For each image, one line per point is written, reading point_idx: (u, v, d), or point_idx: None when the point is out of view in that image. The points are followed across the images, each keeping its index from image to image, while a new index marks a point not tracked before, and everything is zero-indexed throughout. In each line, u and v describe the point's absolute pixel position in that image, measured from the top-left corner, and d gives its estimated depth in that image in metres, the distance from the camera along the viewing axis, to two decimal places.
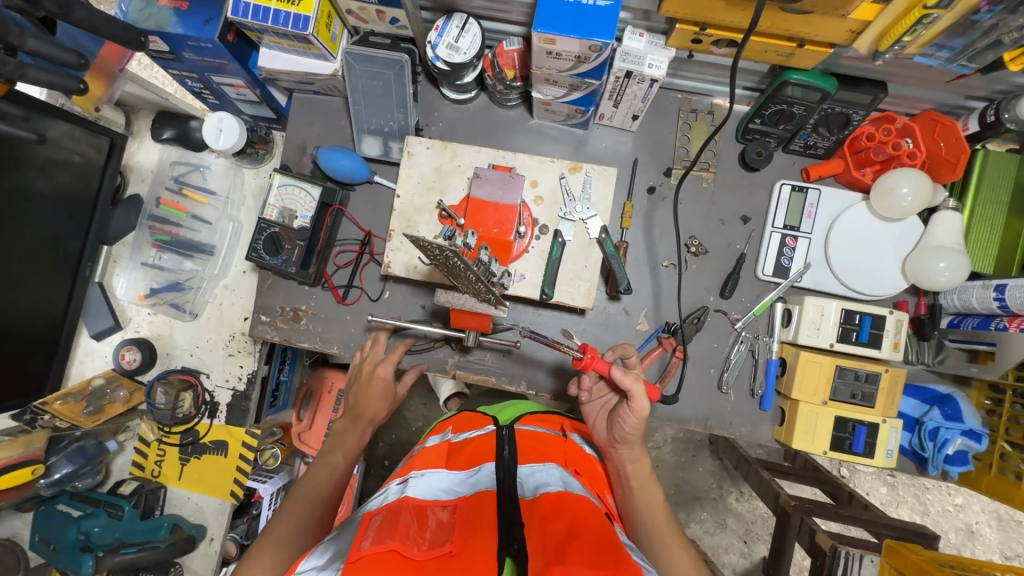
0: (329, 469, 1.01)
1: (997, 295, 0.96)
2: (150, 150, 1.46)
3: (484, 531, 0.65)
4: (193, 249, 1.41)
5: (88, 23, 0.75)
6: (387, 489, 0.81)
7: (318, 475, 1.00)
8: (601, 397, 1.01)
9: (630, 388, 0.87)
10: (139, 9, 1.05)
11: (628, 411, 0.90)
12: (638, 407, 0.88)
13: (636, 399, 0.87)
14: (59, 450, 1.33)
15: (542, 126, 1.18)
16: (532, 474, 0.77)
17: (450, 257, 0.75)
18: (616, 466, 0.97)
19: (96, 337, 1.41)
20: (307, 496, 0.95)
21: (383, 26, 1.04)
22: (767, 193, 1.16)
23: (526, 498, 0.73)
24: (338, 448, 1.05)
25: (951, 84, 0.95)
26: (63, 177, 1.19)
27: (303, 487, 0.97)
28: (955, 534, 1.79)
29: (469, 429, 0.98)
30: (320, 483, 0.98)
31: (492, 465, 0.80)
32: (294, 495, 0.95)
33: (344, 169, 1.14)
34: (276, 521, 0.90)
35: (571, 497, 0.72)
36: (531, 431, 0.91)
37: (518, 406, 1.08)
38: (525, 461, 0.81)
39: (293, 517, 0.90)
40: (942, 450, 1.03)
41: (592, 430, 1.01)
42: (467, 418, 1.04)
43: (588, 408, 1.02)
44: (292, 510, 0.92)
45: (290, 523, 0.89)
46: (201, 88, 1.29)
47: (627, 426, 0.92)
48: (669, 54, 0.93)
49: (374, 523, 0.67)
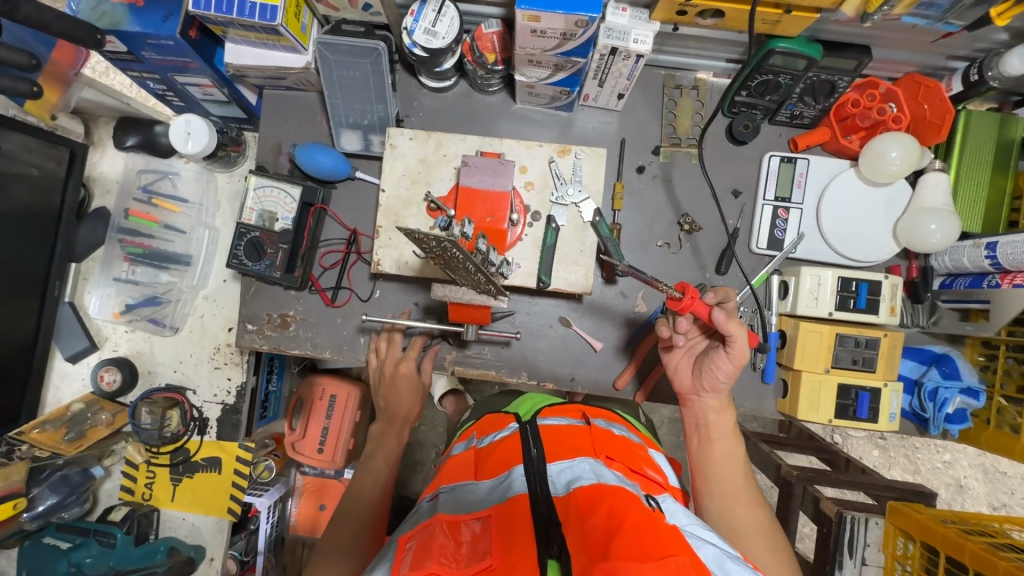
0: (375, 474, 1.07)
1: (988, 253, 0.97)
2: (114, 160, 1.38)
3: (520, 538, 0.65)
4: (169, 261, 1.34)
5: (34, 20, 0.70)
6: (419, 509, 0.83)
7: (367, 482, 1.06)
8: (688, 344, 0.99)
9: (732, 332, 0.88)
10: (91, 7, 0.98)
11: (725, 356, 0.92)
12: (739, 351, 0.90)
13: (738, 342, 0.89)
14: (41, 482, 1.24)
15: (526, 110, 1.15)
16: (563, 471, 0.76)
17: (447, 247, 0.72)
18: (697, 416, 1.00)
19: (70, 359, 1.34)
20: (356, 502, 1.02)
21: (355, 13, 1.00)
22: (755, 166, 1.16)
23: (559, 496, 0.72)
24: (381, 452, 1.11)
25: (934, 45, 0.96)
26: (19, 192, 1.12)
27: (352, 493, 1.04)
28: (945, 490, 1.84)
29: (493, 431, 0.95)
30: (368, 488, 1.04)
31: (521, 467, 0.78)
32: (347, 502, 1.02)
33: (324, 167, 1.09)
34: (332, 528, 0.97)
35: (605, 488, 0.70)
36: (555, 425, 0.89)
37: (533, 400, 1.07)
38: (554, 459, 0.79)
39: (348, 522, 0.98)
40: (943, 410, 1.05)
41: (671, 377, 1.01)
42: (491, 419, 1.01)
43: (673, 354, 1.00)
44: (347, 516, 0.99)
45: (346, 530, 0.96)
46: (165, 90, 1.22)
47: (720, 374, 0.94)
48: (654, 28, 0.91)
49: (412, 547, 0.68)
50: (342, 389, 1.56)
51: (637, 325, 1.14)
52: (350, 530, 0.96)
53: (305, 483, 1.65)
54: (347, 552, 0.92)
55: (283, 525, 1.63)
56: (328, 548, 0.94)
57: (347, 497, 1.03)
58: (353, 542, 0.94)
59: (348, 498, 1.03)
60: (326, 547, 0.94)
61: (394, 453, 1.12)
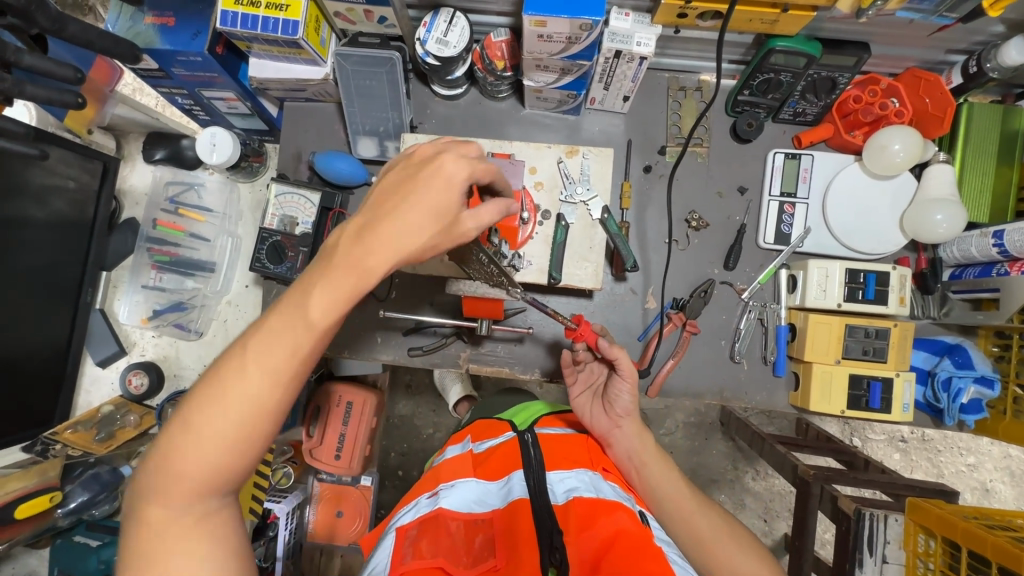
0: (263, 391, 0.59)
1: (995, 241, 0.98)
2: (143, 173, 1.47)
3: (522, 544, 0.67)
4: (195, 268, 1.40)
5: (82, 38, 0.75)
6: (416, 503, 0.81)
7: (235, 408, 0.58)
8: (588, 382, 1.01)
9: (616, 357, 0.91)
10: (126, 28, 1.05)
11: (618, 381, 0.93)
12: (628, 371, 0.91)
13: (623, 365, 0.91)
14: (74, 479, 1.30)
15: (535, 115, 1.19)
16: (562, 480, 0.79)
17: (461, 239, 0.76)
18: (626, 448, 0.93)
19: (100, 364, 1.40)
20: (204, 474, 0.59)
21: (371, 26, 1.05)
22: (761, 163, 1.18)
23: (558, 503, 0.75)
24: (273, 352, 0.60)
25: (931, 39, 0.98)
26: (59, 204, 1.19)
27: (176, 444, 0.59)
28: (970, 494, 1.80)
29: (489, 436, 0.97)
30: (244, 429, 0.59)
31: (522, 473, 0.81)
32: (146, 494, 0.59)
33: (342, 172, 1.14)
34: (144, 557, 0.58)
35: (602, 505, 0.74)
36: (553, 433, 0.92)
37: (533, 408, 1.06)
38: (552, 467, 0.82)
39: (180, 533, 0.58)
40: (957, 399, 1.05)
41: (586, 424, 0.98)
42: (485, 425, 1.02)
43: (580, 402, 0.99)
44: (176, 528, 0.58)
45: (190, 564, 0.58)
46: (193, 104, 1.29)
47: (619, 403, 0.94)
48: (656, 30, 0.95)
49: (414, 538, 0.72)
50: (360, 396, 1.59)
51: (647, 322, 1.16)
52: (198, 559, 0.58)
53: (322, 490, 1.65)
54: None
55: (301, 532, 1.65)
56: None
57: (148, 481, 0.59)
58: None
59: (152, 479, 0.59)
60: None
61: (310, 349, 0.61)
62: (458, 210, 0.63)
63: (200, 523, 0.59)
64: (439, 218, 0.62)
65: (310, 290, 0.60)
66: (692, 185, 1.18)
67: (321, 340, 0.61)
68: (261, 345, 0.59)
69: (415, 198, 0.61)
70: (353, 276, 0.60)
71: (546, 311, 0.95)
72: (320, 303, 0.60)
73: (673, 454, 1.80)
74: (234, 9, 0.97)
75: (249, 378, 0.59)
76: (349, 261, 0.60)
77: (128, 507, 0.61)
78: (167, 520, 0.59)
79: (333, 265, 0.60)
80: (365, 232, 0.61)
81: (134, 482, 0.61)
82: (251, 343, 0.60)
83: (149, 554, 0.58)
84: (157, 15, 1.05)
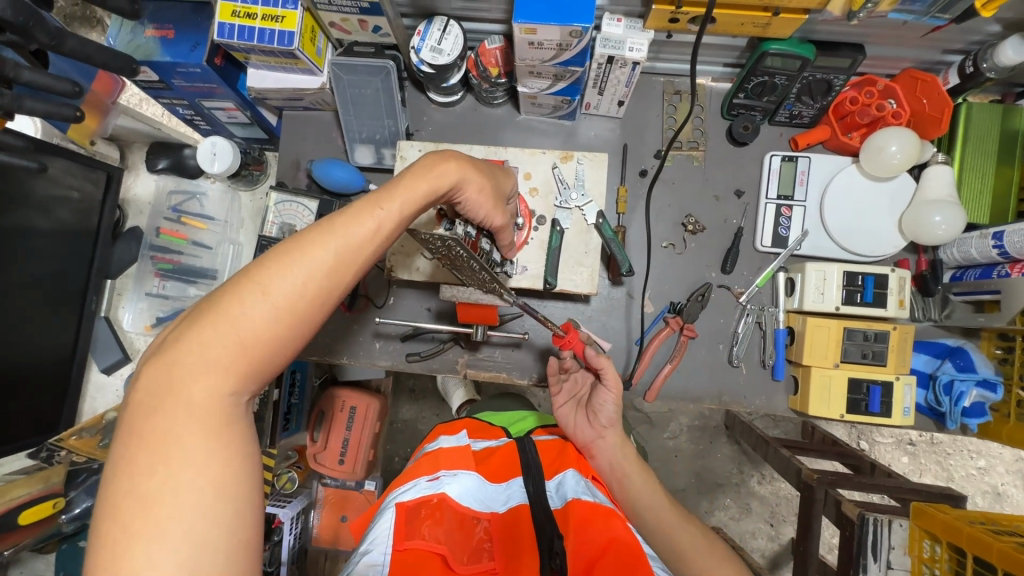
0: (329, 279, 0.58)
1: (996, 243, 0.97)
2: (147, 182, 1.50)
3: (524, 550, 0.69)
4: (196, 275, 1.40)
5: (79, 52, 0.76)
6: (415, 482, 0.77)
7: (299, 290, 0.57)
8: (573, 388, 1.01)
9: (602, 367, 0.92)
10: (127, 41, 1.07)
11: (603, 391, 0.94)
12: (614, 383, 0.92)
13: (611, 375, 0.92)
14: (78, 485, 1.31)
15: (531, 121, 1.20)
16: (561, 487, 0.80)
17: (452, 246, 0.77)
18: (609, 458, 0.94)
19: (106, 371, 1.44)
20: (254, 360, 0.56)
21: (366, 35, 1.07)
22: (758, 166, 1.18)
23: (558, 508, 0.76)
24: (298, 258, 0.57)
25: (926, 40, 0.97)
26: (62, 213, 1.21)
27: (223, 326, 0.54)
28: (981, 497, 1.78)
29: (483, 437, 0.97)
30: (301, 318, 0.57)
31: (522, 479, 0.81)
32: (176, 377, 0.53)
33: (340, 180, 1.15)
34: (161, 444, 0.51)
35: (601, 510, 0.73)
36: (546, 445, 0.93)
37: (525, 420, 1.08)
38: (551, 476, 0.84)
39: (209, 422, 0.53)
40: (959, 403, 1.03)
41: (568, 436, 0.99)
42: (477, 425, 1.03)
43: (563, 411, 1.00)
44: (205, 416, 0.53)
45: (214, 458, 0.52)
46: (193, 115, 1.31)
47: (604, 414, 0.94)
48: (649, 36, 0.95)
49: (414, 523, 0.71)
50: (362, 401, 1.60)
51: (645, 326, 1.16)
52: (223, 455, 0.52)
53: (326, 495, 1.65)
54: (211, 553, 0.49)
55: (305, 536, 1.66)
56: (138, 541, 0.47)
57: (178, 363, 0.53)
58: (225, 476, 0.52)
59: (188, 361, 0.53)
60: (137, 534, 0.47)
61: (377, 248, 0.63)
62: (504, 197, 0.84)
63: (229, 414, 0.54)
64: (495, 189, 0.80)
65: (391, 193, 0.65)
66: (690, 187, 1.18)
67: (387, 240, 0.64)
68: (337, 231, 0.59)
69: (488, 170, 0.80)
70: (431, 191, 0.68)
71: (539, 316, 0.96)
72: (403, 205, 0.65)
73: (676, 458, 1.79)
74: (231, 21, 0.98)
75: (320, 262, 0.58)
76: (417, 181, 0.67)
77: (141, 393, 0.53)
78: (200, 405, 0.53)
79: (415, 177, 0.67)
80: (444, 162, 0.71)
81: (158, 364, 0.54)
82: (324, 228, 0.59)
83: (164, 444, 0.51)
84: (158, 28, 1.07)
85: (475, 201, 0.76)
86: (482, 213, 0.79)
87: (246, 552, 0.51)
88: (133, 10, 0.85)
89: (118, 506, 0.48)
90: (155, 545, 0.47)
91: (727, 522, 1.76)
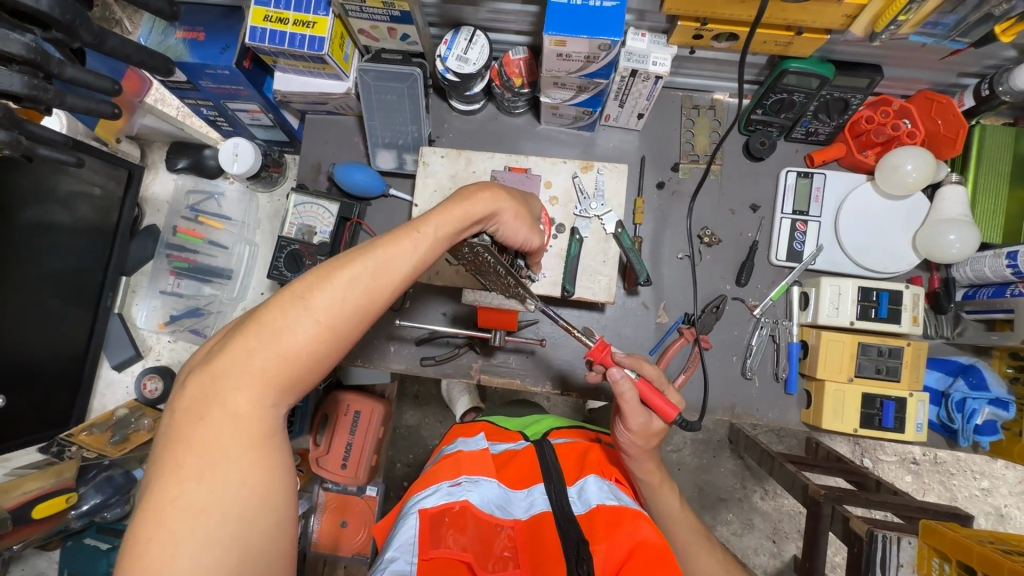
0: (367, 297, 0.59)
1: (1009, 262, 0.98)
2: (165, 181, 1.52)
3: (549, 557, 0.69)
4: (211, 274, 1.42)
5: (119, 51, 0.78)
6: (437, 489, 0.77)
7: (339, 307, 0.58)
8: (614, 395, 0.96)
9: (619, 398, 0.82)
10: (158, 41, 1.10)
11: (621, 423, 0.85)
12: (626, 418, 0.82)
13: (624, 412, 0.82)
14: (88, 481, 1.32)
15: (550, 131, 1.22)
16: (583, 493, 0.79)
17: (479, 253, 0.80)
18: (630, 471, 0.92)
19: (117, 367, 1.44)
20: (295, 374, 0.57)
21: (393, 43, 1.08)
22: (773, 181, 1.19)
23: (581, 514, 0.75)
24: (338, 277, 0.58)
25: (944, 63, 1.00)
26: (84, 210, 1.22)
27: (267, 339, 0.55)
28: (984, 518, 1.77)
29: (500, 441, 0.99)
30: (339, 333, 0.58)
31: (543, 486, 0.81)
32: (220, 386, 0.54)
33: (360, 183, 1.17)
34: (204, 453, 0.52)
35: (626, 513, 0.73)
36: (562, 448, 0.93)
37: (542, 422, 1.08)
38: (573, 482, 0.83)
39: (251, 432, 0.54)
40: (971, 420, 1.04)
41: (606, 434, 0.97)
42: (494, 428, 1.04)
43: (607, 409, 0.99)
44: (249, 426, 0.54)
45: (255, 469, 0.53)
46: (217, 116, 1.33)
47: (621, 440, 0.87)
48: (672, 50, 0.97)
49: (438, 531, 0.71)
50: (367, 405, 1.59)
51: (659, 336, 1.17)
52: (263, 468, 0.53)
53: (327, 499, 1.67)
54: (252, 560, 0.51)
55: (306, 541, 1.65)
56: (184, 547, 0.49)
57: (223, 372, 0.54)
58: (269, 490, 0.53)
59: (232, 371, 0.54)
60: (183, 538, 0.49)
61: (413, 268, 0.64)
62: (535, 219, 0.89)
63: (270, 426, 0.56)
64: (527, 213, 0.82)
65: (430, 216, 0.66)
66: (707, 199, 1.19)
67: (425, 261, 0.65)
68: (378, 252, 0.61)
69: (519, 196, 0.84)
70: (467, 216, 0.70)
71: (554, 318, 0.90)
72: (438, 228, 0.66)
73: (680, 471, 1.79)
74: (263, 25, 1.00)
75: (358, 281, 0.59)
76: (453, 211, 0.68)
77: (187, 400, 0.55)
78: (240, 417, 0.54)
79: (453, 203, 0.69)
80: (480, 190, 0.73)
81: (203, 372, 0.55)
82: (366, 247, 0.61)
83: (210, 451, 0.52)
84: (187, 30, 1.09)
85: (512, 226, 0.81)
86: (520, 237, 0.83)
87: (281, 560, 0.53)
88: (173, 12, 0.87)
89: (161, 510, 0.49)
90: (198, 550, 0.49)
91: (729, 537, 1.76)
